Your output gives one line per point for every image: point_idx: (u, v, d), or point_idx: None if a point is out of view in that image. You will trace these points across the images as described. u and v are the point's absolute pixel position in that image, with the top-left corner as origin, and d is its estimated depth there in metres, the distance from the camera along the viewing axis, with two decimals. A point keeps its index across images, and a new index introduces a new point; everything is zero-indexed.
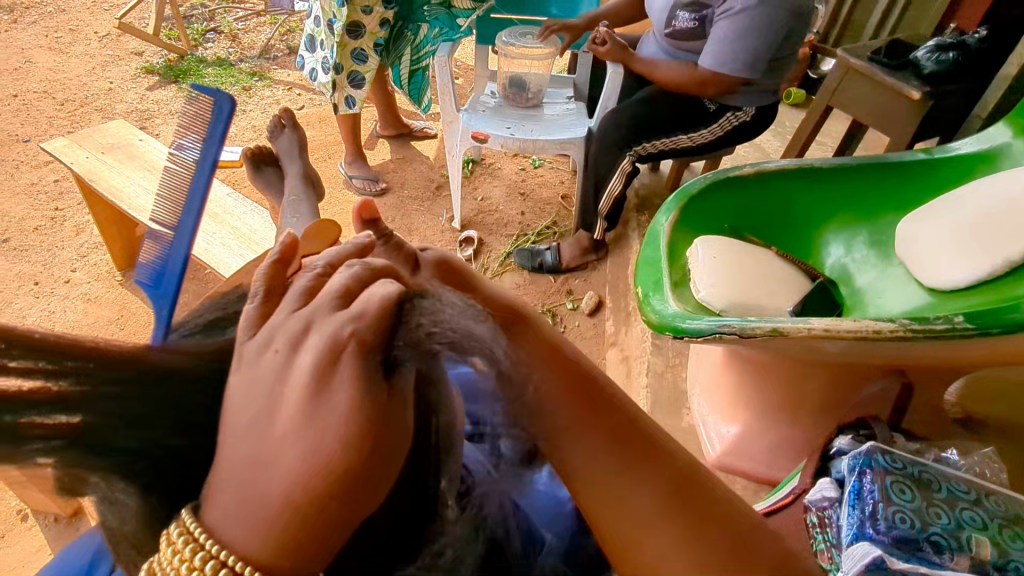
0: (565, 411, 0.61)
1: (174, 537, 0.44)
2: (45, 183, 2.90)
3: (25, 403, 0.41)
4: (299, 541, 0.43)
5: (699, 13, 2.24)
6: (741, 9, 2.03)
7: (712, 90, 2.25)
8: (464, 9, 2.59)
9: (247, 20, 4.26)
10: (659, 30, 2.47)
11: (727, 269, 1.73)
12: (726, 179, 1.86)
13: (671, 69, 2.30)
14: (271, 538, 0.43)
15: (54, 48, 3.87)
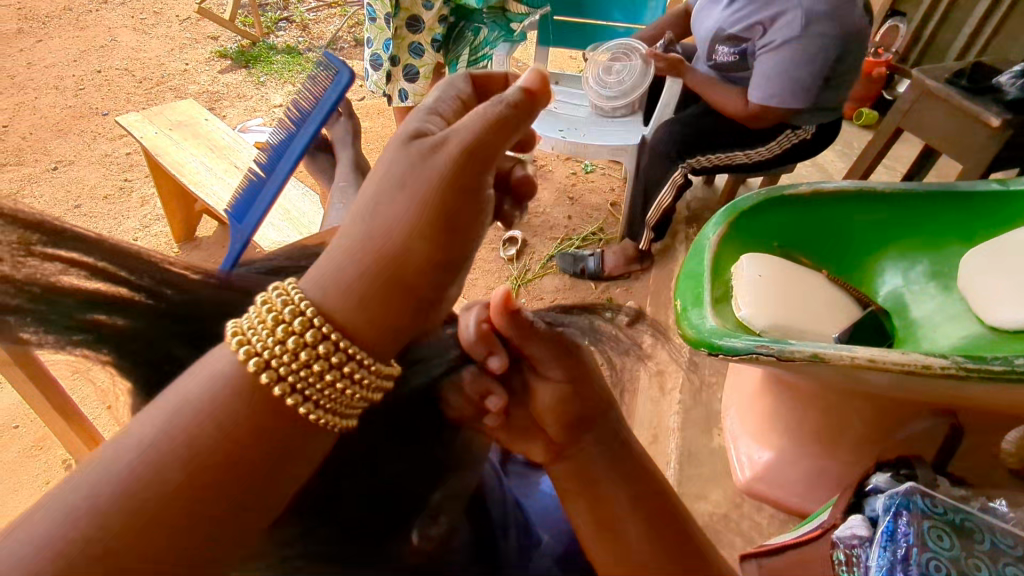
0: (634, 529, 0.69)
1: (273, 296, 0.49)
2: (118, 155, 3.06)
3: (89, 303, 0.51)
4: (378, 294, 0.49)
5: (739, 46, 2.22)
6: (781, 43, 2.01)
7: (764, 122, 2.18)
8: (519, 14, 2.59)
9: (319, 11, 4.39)
10: (703, 56, 2.43)
11: (772, 289, 1.68)
12: (782, 197, 1.78)
13: (723, 98, 2.24)
14: (353, 292, 0.49)
15: (139, 29, 4.09)
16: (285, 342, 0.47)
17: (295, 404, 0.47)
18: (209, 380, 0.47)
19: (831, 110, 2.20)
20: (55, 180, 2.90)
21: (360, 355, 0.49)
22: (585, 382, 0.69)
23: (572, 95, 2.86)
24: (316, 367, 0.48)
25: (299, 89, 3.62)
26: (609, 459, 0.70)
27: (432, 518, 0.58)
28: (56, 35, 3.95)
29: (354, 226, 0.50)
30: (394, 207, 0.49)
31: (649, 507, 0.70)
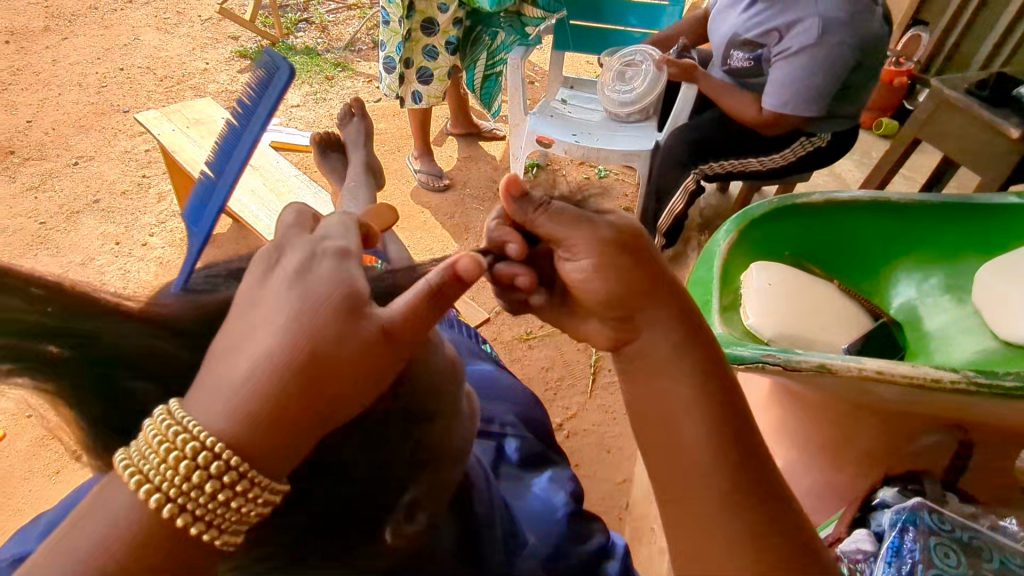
0: (686, 398, 0.68)
1: (160, 423, 0.47)
2: (137, 152, 3.11)
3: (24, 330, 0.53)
4: (281, 418, 0.47)
5: (754, 52, 2.21)
6: (798, 50, 2.00)
7: (777, 129, 2.18)
8: (534, 18, 2.55)
9: (338, 12, 4.44)
10: (717, 60, 2.41)
11: (780, 299, 1.66)
12: (793, 205, 1.75)
13: (739, 104, 2.22)
14: (252, 420, 0.46)
15: (162, 28, 4.16)
16: (180, 468, 0.46)
17: (192, 528, 0.46)
18: (104, 511, 0.46)
19: (843, 118, 2.21)
20: (75, 175, 2.96)
21: (258, 478, 0.47)
22: (651, 272, 0.71)
23: (586, 100, 2.87)
24: (212, 488, 0.46)
25: (316, 90, 3.66)
26: (685, 355, 0.69)
27: (411, 513, 0.58)
28: (81, 33, 4.03)
29: (237, 359, 0.47)
30: (275, 336, 0.46)
31: (723, 416, 0.67)
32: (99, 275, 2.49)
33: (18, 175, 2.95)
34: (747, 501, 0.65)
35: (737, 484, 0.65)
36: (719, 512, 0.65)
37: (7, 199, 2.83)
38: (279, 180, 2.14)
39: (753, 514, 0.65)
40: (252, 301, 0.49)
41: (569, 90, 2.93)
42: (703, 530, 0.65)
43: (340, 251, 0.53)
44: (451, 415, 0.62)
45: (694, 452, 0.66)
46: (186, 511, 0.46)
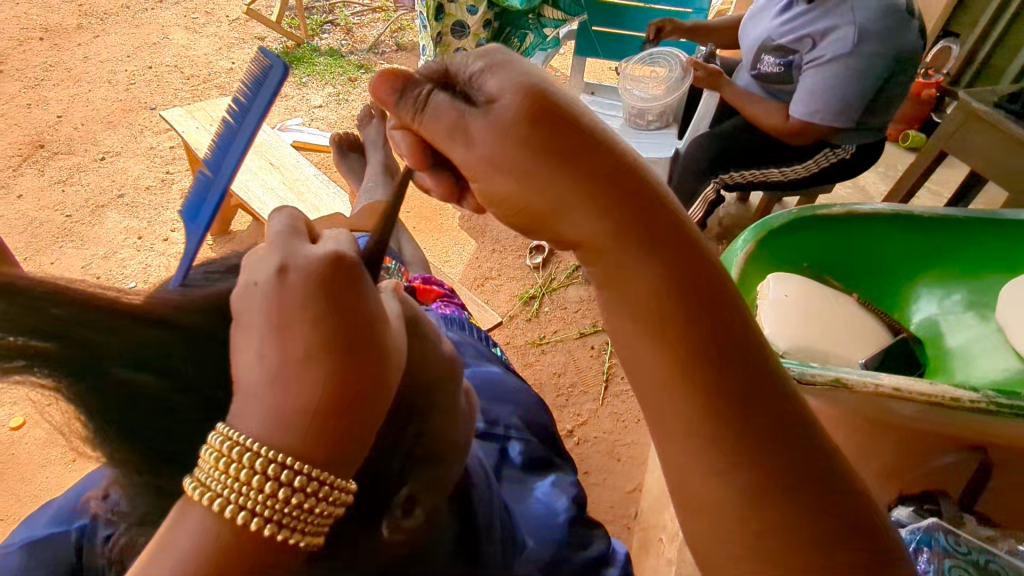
0: (648, 293, 0.60)
1: (219, 440, 0.47)
2: (161, 148, 3.17)
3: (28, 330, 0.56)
4: (330, 427, 0.47)
5: (785, 58, 2.19)
6: (831, 58, 1.96)
7: (801, 139, 2.15)
8: (553, 20, 2.64)
9: (363, 15, 4.50)
10: (746, 65, 2.40)
11: (797, 311, 1.64)
12: (814, 216, 1.73)
13: (764, 110, 2.20)
14: (306, 431, 0.47)
15: (190, 27, 4.24)
16: (247, 477, 0.46)
17: (275, 533, 0.47)
18: (186, 535, 0.45)
19: (875, 130, 2.14)
20: (101, 169, 3.02)
21: (326, 479, 0.48)
22: (573, 143, 0.62)
23: (607, 106, 2.86)
24: (288, 497, 0.46)
25: (339, 91, 3.70)
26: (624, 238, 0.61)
27: (409, 507, 0.58)
28: (112, 31, 4.12)
29: (265, 399, 0.47)
30: (304, 390, 0.46)
31: (670, 301, 0.59)
32: (121, 268, 2.54)
33: (47, 168, 3.02)
34: (708, 396, 0.57)
35: (700, 383, 0.57)
36: (681, 416, 0.57)
37: (36, 192, 2.90)
38: (299, 180, 2.16)
39: (721, 412, 0.56)
40: (263, 351, 0.47)
41: (589, 96, 2.93)
42: (666, 432, 0.58)
43: (324, 277, 0.49)
44: (448, 410, 0.64)
45: (639, 351, 0.60)
46: (270, 519, 0.47)
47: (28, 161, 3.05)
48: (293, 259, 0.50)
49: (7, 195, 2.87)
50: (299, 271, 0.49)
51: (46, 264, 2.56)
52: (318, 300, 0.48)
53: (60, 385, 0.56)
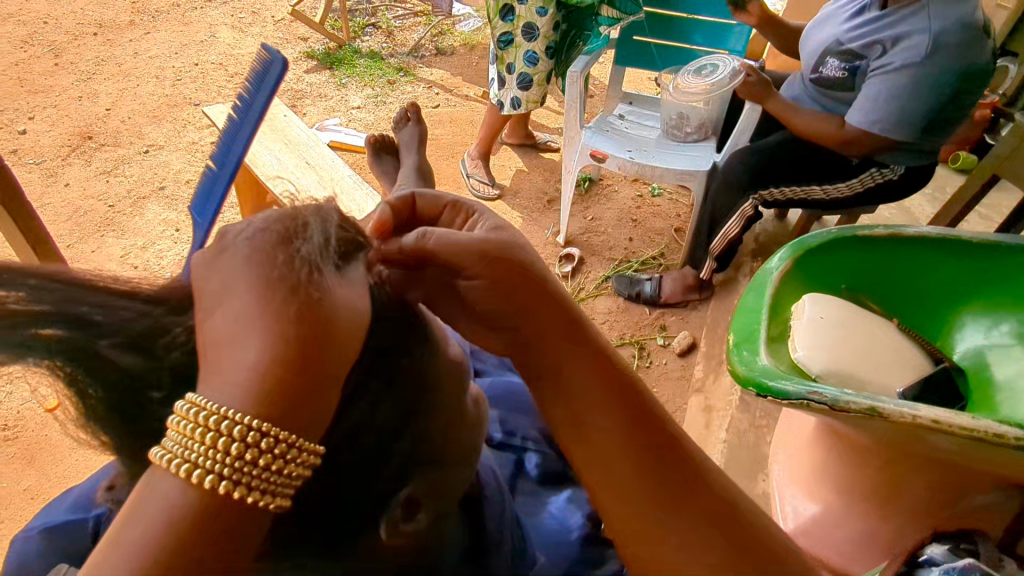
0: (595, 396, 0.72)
1: (182, 412, 0.44)
2: (203, 143, 3.25)
3: (21, 324, 0.50)
4: (285, 382, 0.42)
5: (851, 63, 2.12)
6: (899, 67, 1.91)
7: (856, 150, 2.08)
8: (607, 18, 2.60)
9: (404, 19, 4.58)
10: (806, 72, 2.34)
11: (835, 334, 1.58)
12: (855, 237, 1.67)
13: (812, 119, 2.15)
14: (259, 394, 0.42)
15: (236, 27, 4.35)
16: (214, 443, 0.42)
17: (245, 496, 0.43)
18: (151, 503, 0.42)
19: (922, 154, 2.05)
20: (144, 162, 3.10)
21: (291, 439, 0.44)
22: (526, 287, 0.71)
23: (645, 116, 2.83)
24: (256, 459, 0.42)
25: (377, 93, 3.76)
26: (568, 353, 0.73)
27: (411, 512, 0.56)
28: (162, 29, 4.25)
29: (217, 360, 0.44)
30: (247, 346, 0.42)
31: (619, 402, 0.73)
32: (158, 258, 2.59)
33: (94, 159, 3.12)
34: (660, 476, 0.72)
35: (651, 464, 0.72)
36: (637, 494, 0.72)
37: (82, 181, 2.99)
38: (333, 179, 2.17)
39: (652, 474, 0.72)
40: (203, 326, 0.45)
41: (627, 106, 2.90)
42: (619, 502, 0.72)
43: (250, 252, 0.46)
44: (450, 408, 0.61)
45: (601, 446, 0.72)
46: (239, 483, 0.43)
47: (76, 151, 3.15)
48: (224, 239, 0.48)
49: (54, 184, 2.96)
50: (227, 251, 0.47)
51: (87, 252, 2.63)
52: (247, 265, 0.45)
53: (57, 366, 0.51)
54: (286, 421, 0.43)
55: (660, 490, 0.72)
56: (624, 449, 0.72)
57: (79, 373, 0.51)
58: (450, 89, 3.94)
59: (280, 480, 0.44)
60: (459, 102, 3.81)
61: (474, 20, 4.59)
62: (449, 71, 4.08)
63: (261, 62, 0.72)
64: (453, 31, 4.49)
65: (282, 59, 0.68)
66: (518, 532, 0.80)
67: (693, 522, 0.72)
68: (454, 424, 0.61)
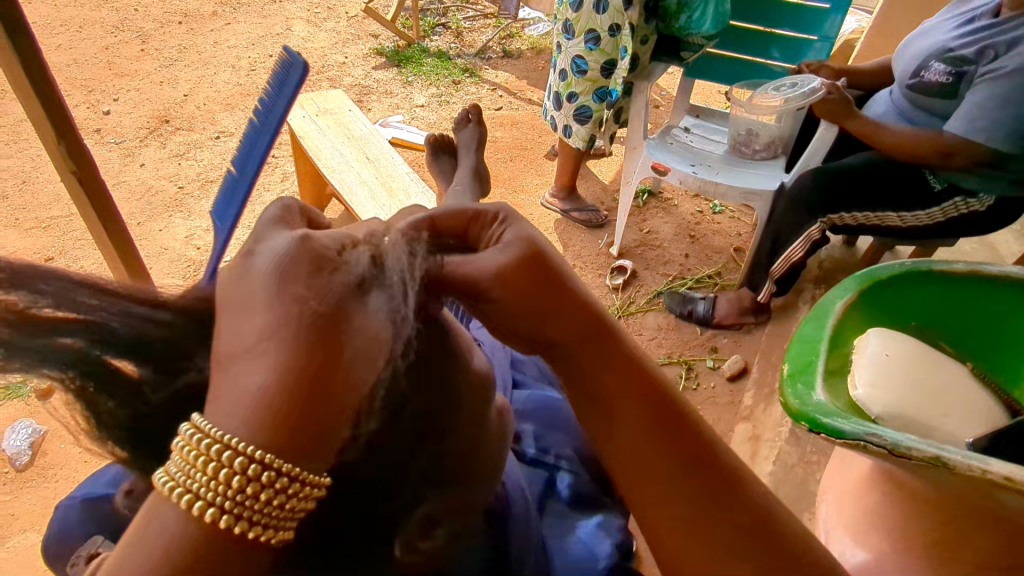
0: (631, 408, 0.69)
1: (193, 439, 0.43)
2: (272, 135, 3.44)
3: (51, 328, 0.52)
4: (290, 416, 0.42)
5: (957, 69, 1.96)
6: (1013, 70, 1.76)
7: (955, 162, 1.92)
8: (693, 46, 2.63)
9: (474, 20, 4.62)
10: (901, 80, 2.19)
11: (900, 373, 1.49)
12: (926, 271, 1.55)
13: (903, 133, 2.03)
14: (263, 423, 0.42)
15: (312, 21, 4.49)
16: (220, 477, 0.42)
17: (250, 533, 0.43)
18: (155, 532, 0.42)
19: (1016, 183, 1.92)
20: (215, 147, 3.22)
21: (299, 475, 0.44)
22: (555, 293, 0.66)
23: (712, 130, 2.75)
24: (254, 491, 0.42)
25: (442, 92, 3.80)
26: (596, 361, 0.70)
27: (428, 530, 0.55)
28: (242, 20, 4.41)
29: (224, 385, 0.43)
30: (256, 371, 0.42)
31: (657, 418, 0.69)
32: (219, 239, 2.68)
33: (169, 141, 3.26)
34: (700, 488, 0.68)
35: (687, 475, 0.68)
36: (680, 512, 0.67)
37: (156, 162, 3.12)
38: (391, 176, 2.18)
39: (693, 489, 0.68)
40: (218, 338, 0.45)
41: (694, 118, 2.83)
42: (655, 523, 0.68)
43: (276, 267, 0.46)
44: (477, 430, 0.59)
45: (641, 460, 0.69)
46: (241, 517, 0.43)
47: (153, 134, 3.30)
48: (247, 261, 0.47)
49: (131, 163, 3.11)
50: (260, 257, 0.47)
51: (155, 230, 2.73)
52: (264, 290, 0.45)
53: (67, 377, 0.54)
54: (293, 454, 0.43)
55: (697, 500, 0.67)
56: (659, 465, 0.68)
57: (89, 384, 0.54)
58: (514, 92, 3.94)
59: (281, 513, 0.44)
60: (521, 105, 3.81)
61: (542, 24, 4.59)
62: (514, 74, 4.08)
63: (285, 64, 0.76)
64: (521, 35, 4.50)
65: (303, 64, 0.72)
66: (542, 554, 0.78)
67: (734, 550, 0.67)
68: (474, 447, 0.58)
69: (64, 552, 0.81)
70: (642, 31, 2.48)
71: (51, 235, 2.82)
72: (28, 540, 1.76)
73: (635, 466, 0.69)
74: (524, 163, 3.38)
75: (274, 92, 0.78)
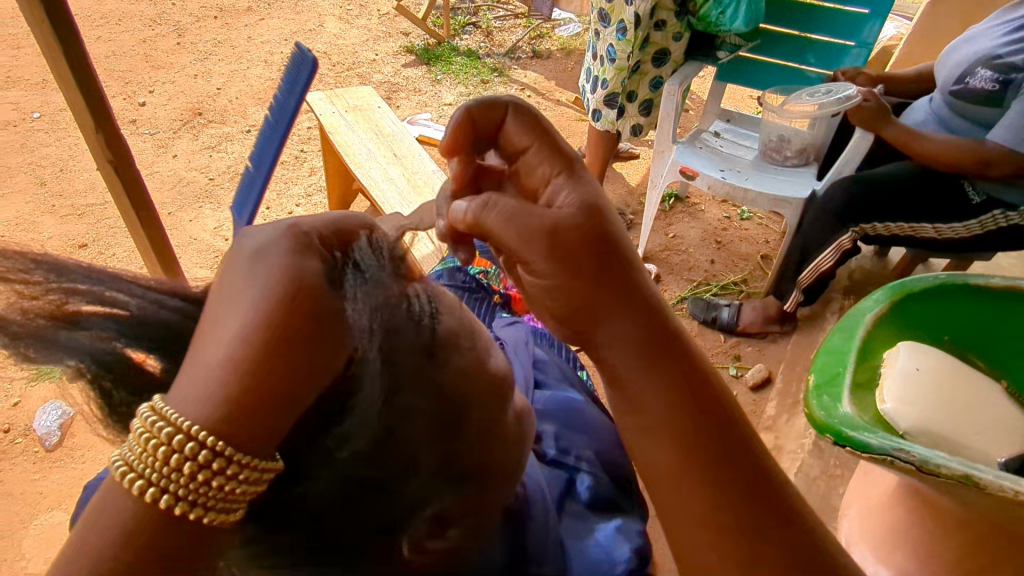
0: (657, 390, 0.69)
1: (143, 421, 0.45)
2: (301, 129, 3.48)
3: (79, 320, 0.53)
4: (249, 394, 0.43)
5: (1003, 76, 1.91)
6: None
7: (994, 172, 1.90)
8: (729, 45, 2.65)
9: (505, 20, 4.63)
10: (941, 88, 2.15)
11: (931, 388, 1.46)
12: (963, 285, 1.51)
13: (943, 142, 1.99)
14: (224, 399, 0.43)
15: (344, 18, 4.54)
16: (161, 458, 0.44)
17: (191, 513, 0.45)
18: (104, 512, 0.45)
19: None
20: (245, 140, 3.27)
21: (245, 461, 0.44)
22: (616, 268, 0.67)
23: (742, 136, 2.72)
24: (193, 471, 0.43)
25: (470, 91, 3.81)
26: (629, 343, 0.69)
27: (440, 530, 0.54)
28: (276, 16, 4.47)
29: (196, 360, 0.44)
30: (219, 350, 0.43)
31: (684, 402, 0.69)
32: None
33: (202, 133, 3.32)
34: (719, 475, 0.67)
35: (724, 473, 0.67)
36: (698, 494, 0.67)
37: (188, 154, 3.17)
38: (418, 174, 2.19)
39: (714, 478, 0.67)
40: (203, 312, 0.46)
41: (725, 123, 2.80)
42: (670, 502, 0.69)
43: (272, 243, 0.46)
44: (490, 424, 0.58)
45: (659, 436, 0.69)
46: (180, 498, 0.44)
47: (187, 126, 3.36)
48: (242, 239, 0.47)
49: (164, 154, 3.16)
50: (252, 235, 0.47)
51: (185, 220, 2.77)
52: (246, 265, 0.45)
53: (86, 369, 0.54)
54: (234, 438, 0.43)
55: (733, 496, 0.67)
56: (678, 449, 0.68)
57: (103, 375, 0.53)
58: (543, 92, 3.94)
59: (220, 495, 0.45)
60: (550, 106, 3.80)
61: (573, 25, 4.58)
62: (544, 75, 4.08)
63: (296, 59, 0.79)
64: (551, 35, 4.50)
65: (313, 60, 0.76)
66: (560, 554, 0.77)
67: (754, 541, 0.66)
68: (482, 441, 0.57)
69: None
70: (671, 26, 2.49)
71: (85, 222, 2.88)
72: (54, 519, 1.80)
73: (654, 443, 0.69)
74: None
75: (285, 89, 0.81)
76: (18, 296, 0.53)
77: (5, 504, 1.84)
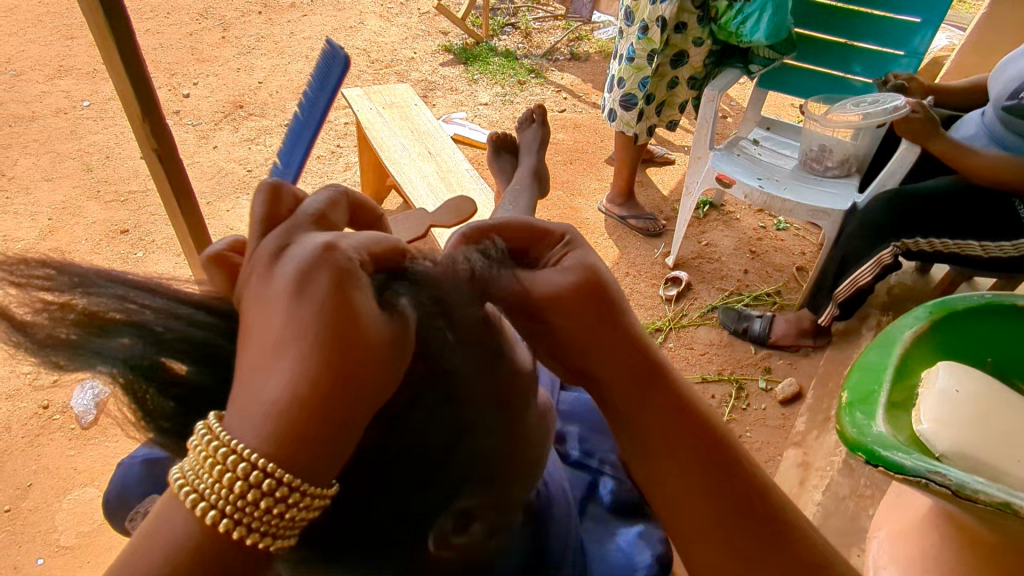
0: (670, 446, 0.65)
1: (203, 442, 0.43)
2: (338, 124, 3.53)
3: (101, 324, 0.54)
4: (305, 431, 0.41)
5: None
6: None
7: None
8: (762, 57, 2.57)
9: (544, 21, 4.63)
10: (995, 100, 2.05)
11: (971, 410, 1.40)
12: (1009, 305, 1.48)
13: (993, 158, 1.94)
14: (272, 432, 0.41)
15: (384, 16, 4.59)
16: (227, 485, 0.41)
17: (247, 538, 0.43)
18: (157, 536, 0.42)
19: None
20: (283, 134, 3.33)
21: (304, 487, 0.42)
22: (606, 328, 0.61)
23: (782, 145, 2.67)
24: (257, 499, 0.41)
25: (506, 92, 3.82)
26: (640, 401, 0.64)
27: (464, 525, 0.53)
28: (318, 12, 4.55)
29: (243, 401, 0.42)
30: (272, 386, 0.41)
31: (696, 457, 0.65)
32: None
33: (241, 126, 3.39)
34: (739, 527, 0.65)
35: (726, 513, 0.64)
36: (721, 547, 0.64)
37: (228, 146, 3.24)
38: (451, 172, 2.20)
39: (734, 528, 0.64)
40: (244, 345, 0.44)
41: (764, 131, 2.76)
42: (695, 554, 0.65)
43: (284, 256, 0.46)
44: (516, 432, 0.57)
45: (679, 491, 0.65)
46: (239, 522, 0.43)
47: (228, 118, 3.43)
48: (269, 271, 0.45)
49: (205, 145, 3.24)
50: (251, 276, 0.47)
51: (222, 210, 2.84)
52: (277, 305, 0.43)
53: (114, 376, 0.54)
54: (289, 462, 0.41)
55: (739, 549, 0.65)
56: (700, 503, 0.65)
57: (137, 379, 0.54)
58: (579, 93, 3.93)
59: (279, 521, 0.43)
60: (585, 108, 3.79)
61: (612, 28, 4.56)
62: (581, 77, 4.06)
63: (326, 57, 0.80)
64: (590, 38, 4.48)
65: (345, 57, 0.77)
66: (580, 555, 0.76)
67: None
68: (496, 443, 0.55)
69: (126, 507, 0.85)
70: (693, 29, 2.47)
71: (128, 208, 2.96)
72: (87, 494, 1.85)
73: (673, 497, 0.65)
74: (583, 166, 3.36)
75: (314, 87, 0.82)
76: (42, 304, 0.53)
77: (41, 477, 1.90)
